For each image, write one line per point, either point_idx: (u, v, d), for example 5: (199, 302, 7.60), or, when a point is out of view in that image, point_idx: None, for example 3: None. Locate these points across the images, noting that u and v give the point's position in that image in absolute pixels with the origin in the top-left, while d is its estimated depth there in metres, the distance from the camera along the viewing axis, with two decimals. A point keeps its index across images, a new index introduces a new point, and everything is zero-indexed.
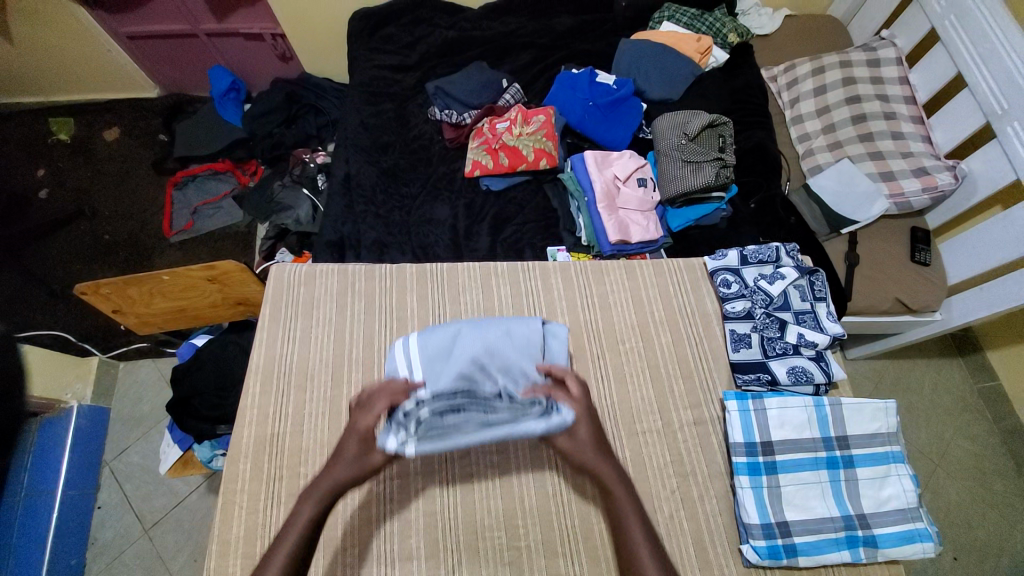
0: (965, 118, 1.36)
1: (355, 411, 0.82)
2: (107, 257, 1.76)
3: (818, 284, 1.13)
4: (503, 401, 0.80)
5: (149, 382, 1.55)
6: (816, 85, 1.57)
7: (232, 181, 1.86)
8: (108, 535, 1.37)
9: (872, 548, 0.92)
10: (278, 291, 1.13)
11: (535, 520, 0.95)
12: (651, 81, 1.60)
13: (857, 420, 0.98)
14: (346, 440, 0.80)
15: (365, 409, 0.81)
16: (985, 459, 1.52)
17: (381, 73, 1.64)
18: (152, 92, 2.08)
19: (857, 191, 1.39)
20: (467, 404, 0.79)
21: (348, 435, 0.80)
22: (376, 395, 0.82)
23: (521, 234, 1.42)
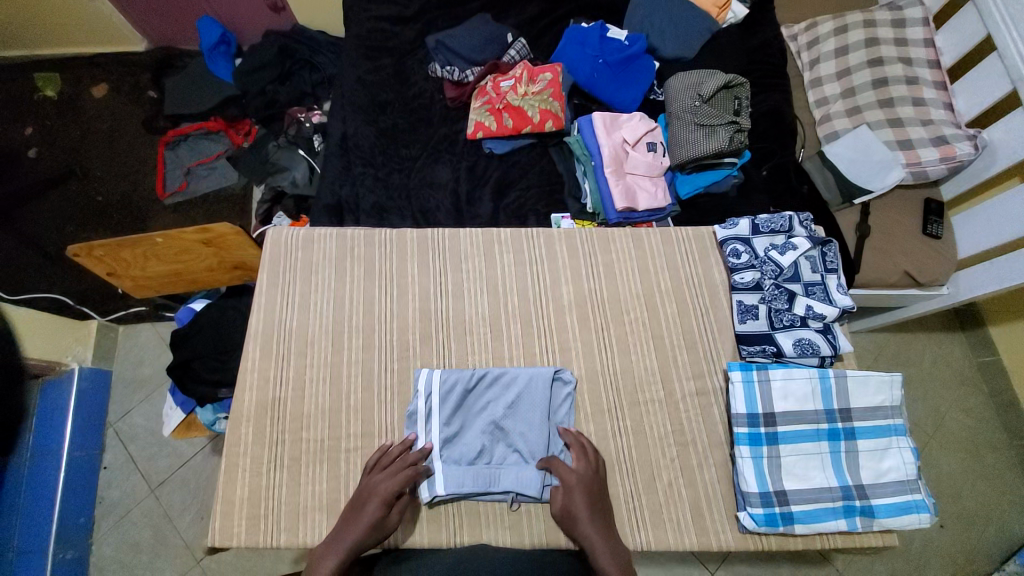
0: (991, 84, 1.28)
1: (375, 472, 0.91)
2: (101, 219, 1.72)
3: (831, 254, 1.09)
4: (508, 461, 0.95)
5: (150, 345, 1.55)
6: (838, 45, 1.49)
7: (226, 142, 1.80)
8: (115, 493, 1.40)
9: (869, 517, 0.93)
10: (276, 255, 1.10)
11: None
12: (663, 38, 1.51)
13: (861, 392, 0.97)
14: (365, 499, 0.88)
15: (387, 474, 0.90)
16: (980, 433, 1.54)
17: (379, 25, 1.54)
18: (140, 45, 1.97)
19: (873, 159, 1.34)
20: (479, 462, 0.95)
21: (368, 493, 0.88)
22: (399, 463, 0.91)
23: (523, 200, 1.38)
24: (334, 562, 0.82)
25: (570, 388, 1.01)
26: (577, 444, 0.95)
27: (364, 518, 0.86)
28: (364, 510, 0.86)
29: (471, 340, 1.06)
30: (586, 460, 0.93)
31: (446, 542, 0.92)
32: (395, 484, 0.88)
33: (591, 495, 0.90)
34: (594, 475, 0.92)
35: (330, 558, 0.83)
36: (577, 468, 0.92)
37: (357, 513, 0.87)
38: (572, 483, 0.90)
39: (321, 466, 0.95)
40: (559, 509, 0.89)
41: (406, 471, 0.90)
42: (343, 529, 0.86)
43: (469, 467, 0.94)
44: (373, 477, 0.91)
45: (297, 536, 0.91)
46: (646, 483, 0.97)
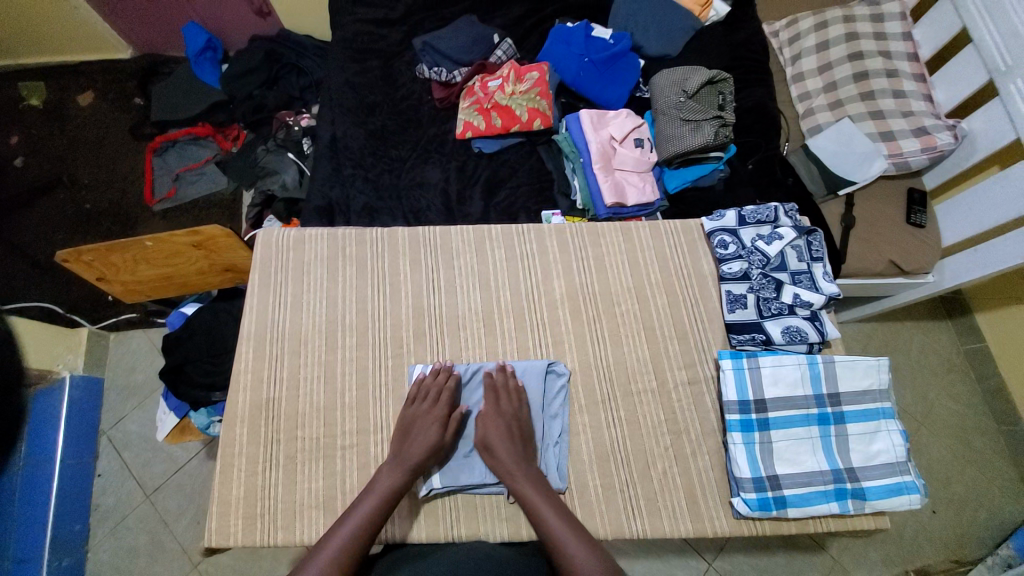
0: (969, 75, 1.32)
1: (418, 400, 0.96)
2: (90, 226, 1.71)
3: (815, 244, 1.11)
4: None
5: (142, 352, 1.53)
6: (818, 41, 1.52)
7: (214, 147, 1.79)
8: (109, 501, 1.39)
9: (861, 499, 0.94)
10: (266, 256, 1.10)
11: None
12: (648, 36, 1.53)
13: (849, 376, 0.99)
14: (416, 425, 0.94)
15: (432, 402, 0.96)
16: (968, 418, 1.57)
17: (365, 28, 1.55)
18: (126, 53, 1.97)
19: (856, 151, 1.37)
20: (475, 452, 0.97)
21: (417, 421, 0.94)
22: (439, 388, 0.97)
23: (514, 198, 1.39)
24: (396, 480, 0.88)
25: (564, 380, 1.03)
26: (501, 384, 0.99)
27: (419, 440, 0.92)
28: (418, 435, 0.92)
29: (465, 336, 1.06)
30: (509, 396, 0.98)
31: (445, 537, 0.93)
32: (443, 408, 0.95)
33: (509, 426, 0.95)
34: (514, 407, 0.97)
35: (390, 476, 0.88)
36: (500, 405, 0.97)
37: (411, 437, 0.93)
38: (488, 415, 0.96)
39: (317, 464, 0.95)
40: (479, 439, 0.94)
41: (446, 398, 0.96)
42: (398, 456, 0.91)
43: (466, 459, 0.96)
44: (416, 407, 0.95)
45: (295, 535, 0.91)
46: (641, 471, 0.98)
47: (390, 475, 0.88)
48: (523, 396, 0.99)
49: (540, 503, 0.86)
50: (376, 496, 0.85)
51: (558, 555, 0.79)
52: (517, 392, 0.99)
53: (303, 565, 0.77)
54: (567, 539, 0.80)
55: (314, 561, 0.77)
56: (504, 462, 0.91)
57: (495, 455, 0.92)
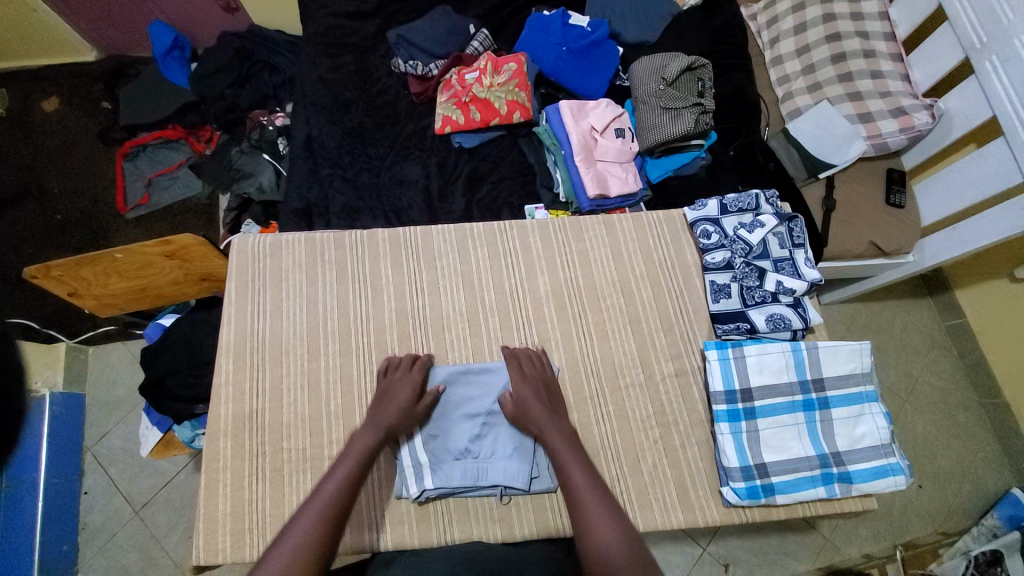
0: (945, 54, 1.32)
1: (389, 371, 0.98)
2: (61, 237, 1.66)
3: (797, 230, 1.12)
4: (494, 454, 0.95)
5: (122, 365, 1.50)
6: (796, 23, 1.51)
7: (186, 150, 1.74)
8: (98, 518, 1.37)
9: (847, 483, 0.96)
10: (243, 263, 1.08)
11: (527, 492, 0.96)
12: (626, 22, 1.51)
13: (832, 361, 1.00)
14: (387, 393, 0.94)
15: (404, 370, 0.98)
16: (949, 393, 1.60)
17: (337, 21, 1.50)
18: (91, 55, 1.89)
19: (836, 134, 1.36)
20: (468, 454, 0.95)
21: (393, 388, 0.95)
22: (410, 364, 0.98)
23: (496, 193, 1.37)
24: (371, 440, 0.87)
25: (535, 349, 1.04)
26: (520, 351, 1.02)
27: (393, 404, 0.92)
28: (393, 399, 0.93)
29: (450, 337, 1.05)
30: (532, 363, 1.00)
31: (437, 542, 0.92)
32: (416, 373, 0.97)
33: (539, 391, 0.96)
34: (541, 374, 0.99)
35: (366, 436, 0.87)
36: (526, 371, 0.99)
37: (383, 404, 0.93)
38: (520, 380, 0.97)
39: (305, 475, 0.94)
40: (511, 406, 0.95)
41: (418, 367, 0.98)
42: (374, 416, 0.91)
43: (457, 461, 0.94)
44: (390, 376, 0.97)
45: None
46: (632, 465, 0.98)
47: (365, 435, 0.87)
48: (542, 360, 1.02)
49: (566, 459, 0.85)
50: (356, 453, 0.84)
51: (577, 511, 0.78)
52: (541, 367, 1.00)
53: (288, 524, 0.73)
54: (587, 492, 0.79)
55: (299, 518, 0.73)
56: (539, 422, 0.91)
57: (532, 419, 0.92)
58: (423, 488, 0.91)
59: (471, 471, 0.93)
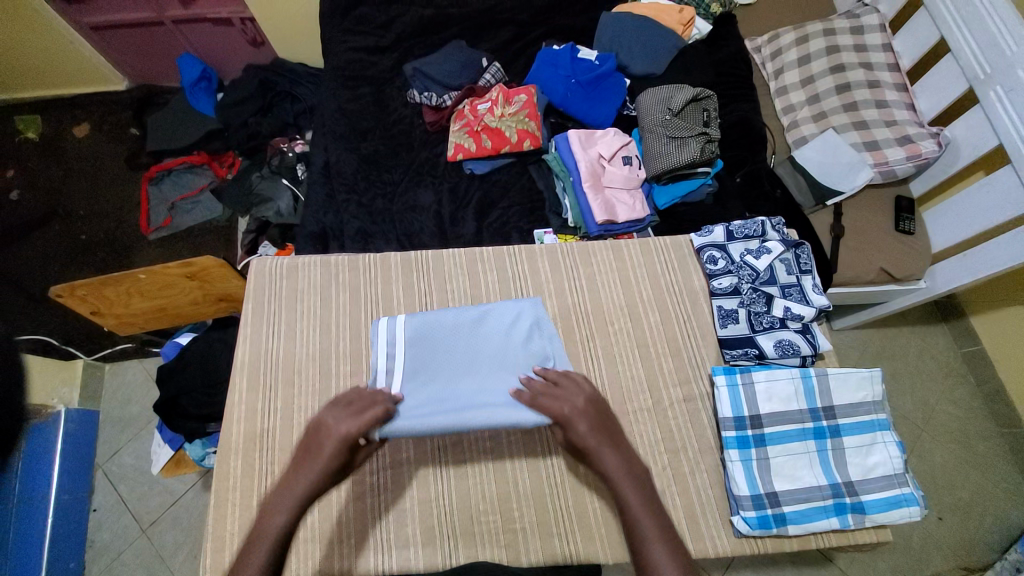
0: (949, 84, 1.34)
1: (336, 412, 0.81)
2: (86, 257, 1.72)
3: (804, 256, 1.13)
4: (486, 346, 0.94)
5: (138, 383, 1.53)
6: (800, 55, 1.55)
7: (209, 175, 1.81)
8: (106, 536, 1.37)
9: (860, 514, 0.94)
10: (260, 285, 1.11)
11: (529, 500, 0.96)
12: (633, 56, 1.56)
13: (842, 389, 0.99)
14: (320, 441, 0.78)
15: (351, 414, 0.80)
16: (968, 423, 1.56)
17: (356, 55, 1.58)
18: (121, 84, 2.00)
19: (842, 161, 1.38)
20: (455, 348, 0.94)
21: (325, 434, 0.79)
22: (368, 404, 0.82)
23: (506, 218, 1.40)
24: (287, 518, 0.72)
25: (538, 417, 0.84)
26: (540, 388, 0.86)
27: (316, 464, 0.77)
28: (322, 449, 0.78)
29: None
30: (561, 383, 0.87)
31: (443, 566, 0.92)
32: (357, 425, 0.79)
33: (594, 418, 0.83)
34: (593, 404, 0.85)
35: (280, 513, 0.72)
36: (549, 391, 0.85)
37: (312, 451, 0.79)
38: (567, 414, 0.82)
39: None
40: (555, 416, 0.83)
41: (373, 412, 0.81)
42: (297, 467, 0.78)
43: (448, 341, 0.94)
44: (330, 416, 0.81)
45: (292, 568, 0.90)
46: None
47: (284, 501, 0.74)
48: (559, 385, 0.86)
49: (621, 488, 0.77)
50: (268, 541, 0.70)
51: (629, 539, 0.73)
52: (572, 375, 0.89)
53: None
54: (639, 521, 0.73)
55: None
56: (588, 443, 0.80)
57: (575, 435, 0.81)
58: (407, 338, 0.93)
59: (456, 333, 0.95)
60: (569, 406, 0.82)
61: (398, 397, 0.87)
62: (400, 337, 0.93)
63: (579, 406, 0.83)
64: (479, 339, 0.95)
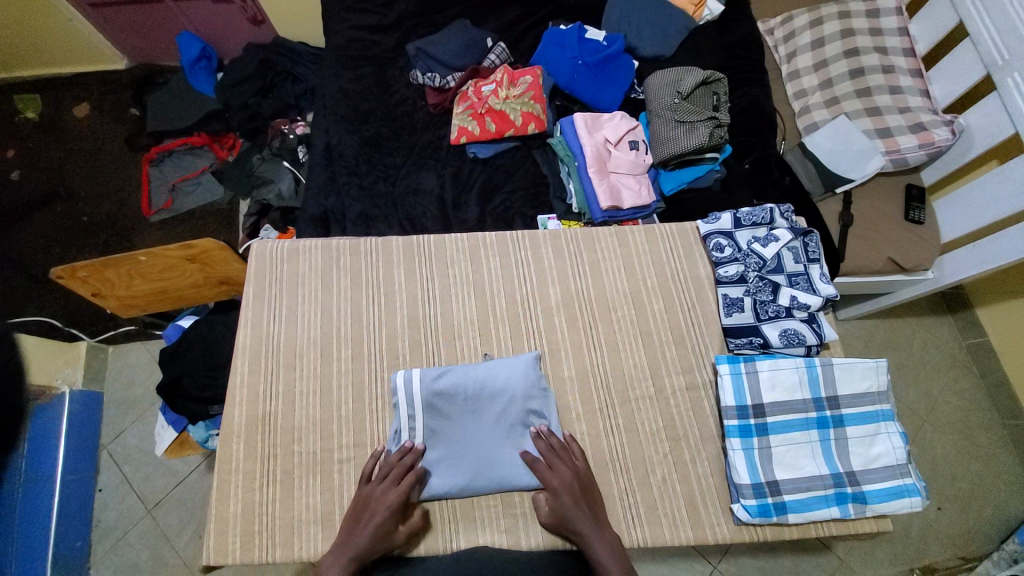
0: (965, 70, 1.30)
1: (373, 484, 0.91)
2: (87, 239, 1.71)
3: (812, 245, 1.11)
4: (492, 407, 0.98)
5: (141, 365, 1.53)
6: (814, 37, 1.51)
7: (210, 157, 1.79)
8: (111, 515, 1.39)
9: (861, 503, 0.94)
10: (261, 268, 1.10)
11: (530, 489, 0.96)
12: (642, 36, 1.52)
13: (848, 379, 0.98)
14: (370, 508, 0.88)
15: (390, 484, 0.90)
16: (972, 414, 1.56)
17: (358, 34, 1.54)
18: (121, 63, 1.96)
19: (854, 148, 1.35)
20: (468, 405, 0.98)
21: (369, 503, 0.89)
22: (399, 471, 0.91)
23: (510, 203, 1.38)
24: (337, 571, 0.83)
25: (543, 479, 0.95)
26: (546, 447, 0.95)
27: (366, 529, 0.86)
28: (369, 518, 0.87)
29: (460, 343, 1.06)
30: (563, 458, 0.94)
31: (443, 550, 0.92)
32: (398, 495, 0.88)
33: (576, 491, 0.91)
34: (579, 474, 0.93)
35: (333, 568, 0.83)
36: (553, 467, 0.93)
37: (358, 522, 0.88)
38: (556, 486, 0.90)
39: (314, 478, 0.95)
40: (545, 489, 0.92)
41: (409, 480, 0.90)
42: (345, 538, 0.87)
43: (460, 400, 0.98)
44: (372, 488, 0.90)
45: (294, 550, 0.91)
46: (640, 479, 0.97)
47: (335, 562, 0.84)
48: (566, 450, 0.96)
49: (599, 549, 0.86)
50: None
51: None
52: (564, 446, 0.96)
53: None
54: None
55: None
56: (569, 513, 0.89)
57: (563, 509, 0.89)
58: (420, 392, 0.96)
59: (465, 389, 0.98)
60: (559, 478, 0.91)
61: (416, 450, 0.94)
62: (416, 396, 0.97)
63: (565, 478, 0.92)
64: (478, 398, 0.98)
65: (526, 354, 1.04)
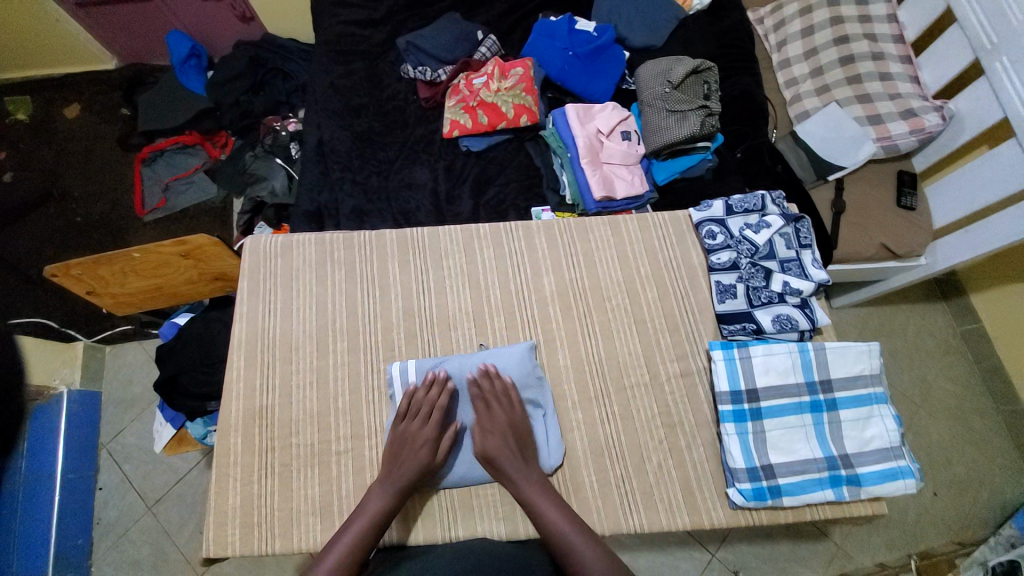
0: (955, 55, 1.31)
1: (409, 422, 0.95)
2: (82, 240, 1.71)
3: (803, 231, 1.12)
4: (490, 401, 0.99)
5: (138, 364, 1.53)
6: (804, 26, 1.51)
7: (203, 155, 1.78)
8: (112, 513, 1.39)
9: (855, 486, 0.95)
10: (254, 263, 1.10)
11: None
12: (632, 27, 1.52)
13: (840, 363, 0.99)
14: (408, 446, 0.92)
15: (423, 420, 0.95)
16: (967, 399, 1.57)
17: (348, 29, 1.54)
18: (111, 64, 1.95)
19: (845, 135, 1.36)
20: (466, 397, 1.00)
21: (405, 442, 0.93)
22: (429, 406, 0.96)
23: (503, 195, 1.38)
24: (385, 501, 0.88)
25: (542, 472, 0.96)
26: (489, 391, 0.99)
27: (407, 462, 0.91)
28: (408, 457, 0.91)
29: (456, 335, 1.07)
30: (504, 399, 0.98)
31: (441, 539, 0.93)
32: (432, 429, 0.94)
33: (506, 431, 0.95)
34: (511, 413, 0.97)
35: (377, 499, 0.88)
36: (493, 413, 0.97)
37: (398, 458, 0.92)
38: (487, 427, 0.96)
39: (311, 471, 0.95)
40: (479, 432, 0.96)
41: (438, 412, 0.96)
42: (388, 473, 0.91)
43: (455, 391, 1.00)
44: (407, 425, 0.94)
45: (293, 541, 0.92)
46: (637, 466, 0.98)
47: (377, 493, 0.89)
48: (507, 397, 0.98)
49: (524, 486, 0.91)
50: (363, 519, 0.86)
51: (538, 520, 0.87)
52: (504, 391, 0.98)
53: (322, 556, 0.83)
54: (547, 509, 0.88)
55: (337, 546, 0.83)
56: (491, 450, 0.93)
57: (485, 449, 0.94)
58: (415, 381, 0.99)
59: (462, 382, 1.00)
60: (492, 418, 0.96)
61: (444, 383, 0.98)
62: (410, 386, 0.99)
63: (499, 419, 0.96)
64: (468, 392, 1.01)
65: (519, 345, 1.04)
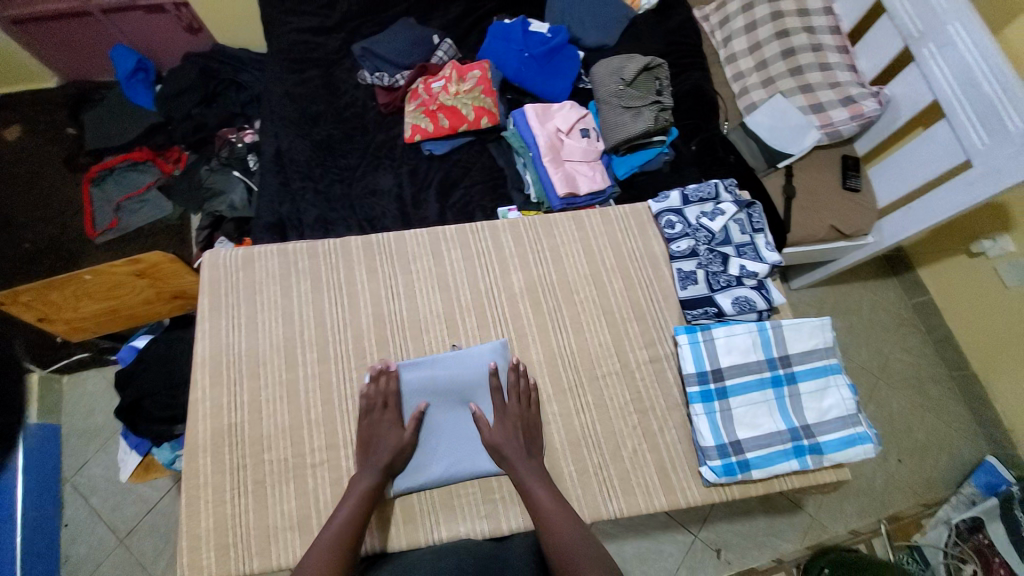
0: (886, 44, 1.40)
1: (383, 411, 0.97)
2: (30, 266, 1.62)
3: (755, 216, 1.17)
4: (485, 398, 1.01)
5: (99, 392, 1.47)
6: (746, 22, 1.58)
7: (155, 171, 1.71)
8: (81, 550, 1.33)
9: (818, 454, 1.00)
10: (215, 279, 1.08)
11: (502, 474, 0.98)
12: (584, 27, 1.56)
13: (796, 338, 1.04)
14: (380, 434, 0.95)
15: (383, 408, 0.97)
16: (922, 369, 1.67)
17: (301, 37, 1.52)
18: (53, 82, 1.86)
19: (790, 124, 1.43)
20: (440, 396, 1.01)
21: (377, 432, 0.95)
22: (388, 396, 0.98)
23: (469, 197, 1.39)
24: (370, 479, 0.89)
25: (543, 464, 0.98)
26: (515, 383, 1.01)
27: (382, 446, 0.93)
28: (381, 443, 0.94)
29: (428, 337, 1.07)
30: (519, 396, 1.00)
31: (424, 542, 0.92)
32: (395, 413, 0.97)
33: (523, 425, 0.97)
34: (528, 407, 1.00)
35: (364, 479, 0.90)
36: (508, 406, 0.99)
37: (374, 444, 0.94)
38: (506, 418, 0.98)
39: (287, 487, 0.94)
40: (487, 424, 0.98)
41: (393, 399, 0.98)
42: (366, 458, 0.93)
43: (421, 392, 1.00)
44: (370, 417, 0.96)
45: (272, 558, 0.90)
46: (613, 453, 1.00)
47: (366, 472, 0.90)
48: (531, 395, 1.01)
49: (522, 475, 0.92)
50: (356, 496, 0.87)
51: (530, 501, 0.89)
52: (526, 388, 1.01)
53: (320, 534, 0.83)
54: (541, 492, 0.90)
55: (334, 521, 0.84)
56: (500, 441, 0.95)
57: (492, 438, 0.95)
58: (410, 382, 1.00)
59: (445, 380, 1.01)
60: (511, 409, 0.99)
61: (394, 371, 1.00)
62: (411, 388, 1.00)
63: (512, 411, 0.99)
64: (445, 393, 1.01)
65: (494, 342, 1.06)
